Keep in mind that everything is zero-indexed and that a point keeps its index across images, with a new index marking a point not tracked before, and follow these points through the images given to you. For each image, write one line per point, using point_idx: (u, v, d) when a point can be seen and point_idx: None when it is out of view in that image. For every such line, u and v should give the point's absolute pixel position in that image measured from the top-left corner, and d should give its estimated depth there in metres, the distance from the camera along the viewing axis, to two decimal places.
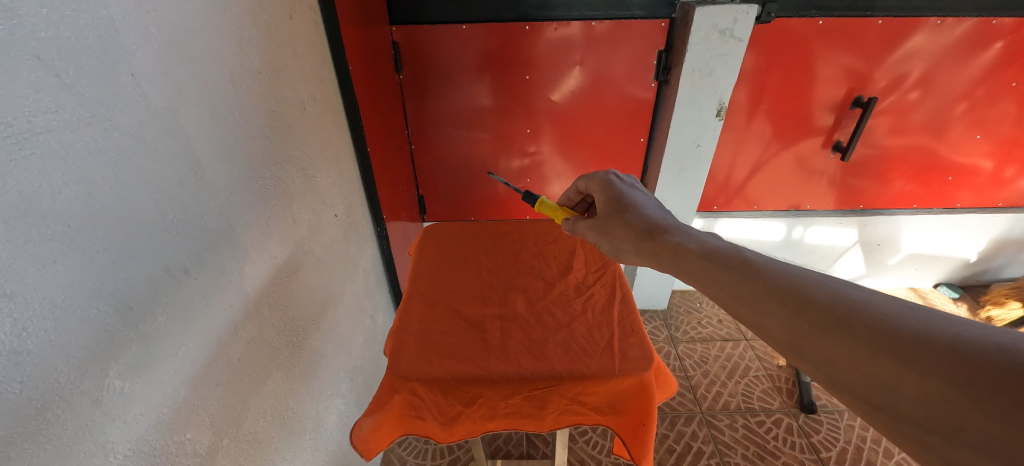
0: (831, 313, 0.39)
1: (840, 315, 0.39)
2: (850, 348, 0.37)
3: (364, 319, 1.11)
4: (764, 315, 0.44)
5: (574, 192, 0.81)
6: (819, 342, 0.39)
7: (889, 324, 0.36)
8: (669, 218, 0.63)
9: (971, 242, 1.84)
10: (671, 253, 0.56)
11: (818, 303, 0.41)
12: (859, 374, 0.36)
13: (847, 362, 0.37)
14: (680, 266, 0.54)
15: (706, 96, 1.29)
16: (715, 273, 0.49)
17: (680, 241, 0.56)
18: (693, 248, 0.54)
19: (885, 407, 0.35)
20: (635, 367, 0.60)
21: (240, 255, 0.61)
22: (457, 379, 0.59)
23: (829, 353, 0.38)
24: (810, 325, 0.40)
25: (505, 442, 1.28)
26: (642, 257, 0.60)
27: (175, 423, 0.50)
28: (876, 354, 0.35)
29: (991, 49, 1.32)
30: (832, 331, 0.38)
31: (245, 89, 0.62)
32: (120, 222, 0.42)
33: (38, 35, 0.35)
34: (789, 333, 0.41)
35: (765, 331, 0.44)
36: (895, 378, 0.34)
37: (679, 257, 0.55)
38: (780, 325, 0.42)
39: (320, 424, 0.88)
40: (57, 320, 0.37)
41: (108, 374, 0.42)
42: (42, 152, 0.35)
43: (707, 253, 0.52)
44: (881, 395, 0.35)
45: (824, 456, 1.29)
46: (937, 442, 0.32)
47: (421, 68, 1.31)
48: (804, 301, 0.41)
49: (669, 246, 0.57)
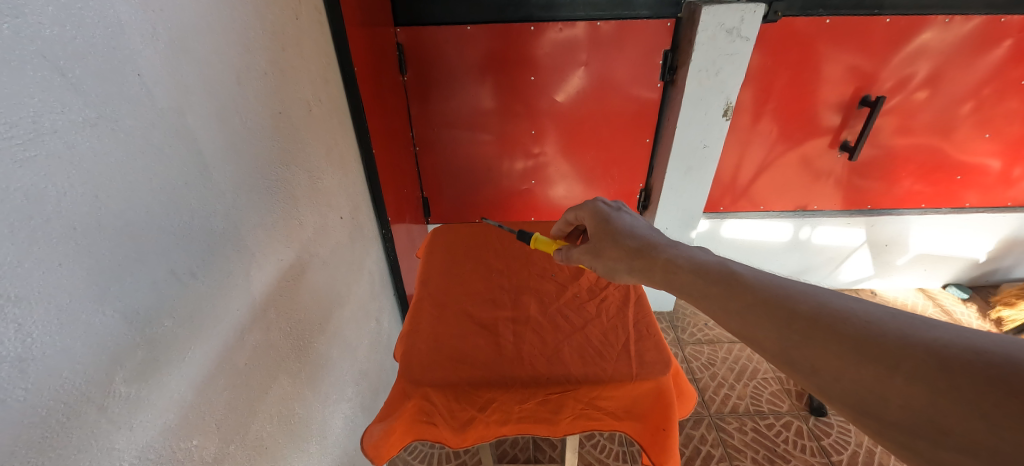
0: (817, 321, 0.38)
1: (826, 322, 0.38)
2: (838, 355, 0.36)
3: (369, 323, 1.10)
4: (752, 326, 0.42)
5: (565, 222, 0.79)
6: (807, 351, 0.38)
7: (870, 329, 0.35)
8: (658, 235, 0.62)
9: (980, 242, 1.82)
10: (663, 269, 0.54)
11: (803, 312, 0.39)
12: (848, 381, 0.35)
13: (835, 369, 0.36)
14: (673, 283, 0.52)
15: (712, 96, 1.28)
16: (708, 282, 0.48)
17: (670, 257, 0.54)
18: (682, 264, 0.52)
19: (877, 414, 0.33)
20: (652, 372, 0.59)
21: (246, 258, 0.60)
22: (469, 384, 0.58)
23: (817, 361, 0.37)
24: (796, 334, 0.39)
25: (512, 446, 1.27)
26: (637, 275, 0.59)
27: (182, 430, 0.48)
28: (861, 362, 0.34)
29: (1000, 47, 1.30)
30: (818, 339, 0.37)
31: (251, 90, 0.61)
32: (126, 225, 0.41)
33: (43, 33, 0.34)
34: (778, 343, 0.40)
35: (755, 342, 0.42)
36: (879, 385, 0.33)
37: (670, 273, 0.53)
38: (767, 336, 0.41)
39: (326, 430, 0.87)
40: (62, 325, 0.36)
41: (115, 380, 0.41)
42: (47, 153, 0.35)
43: (696, 267, 0.51)
44: (870, 402, 0.34)
45: (835, 460, 1.27)
46: (925, 445, 0.31)
47: (425, 69, 1.31)
48: (789, 313, 0.40)
49: (660, 262, 0.55)
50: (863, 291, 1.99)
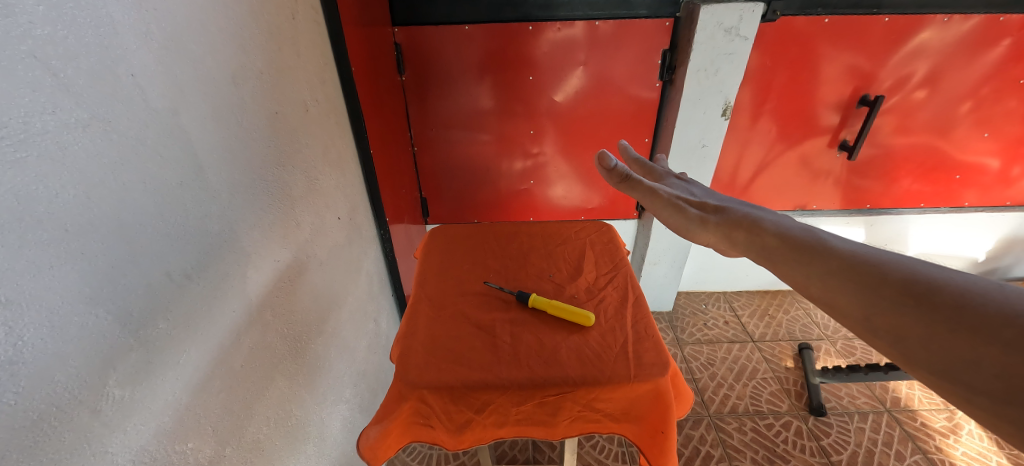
0: (909, 289, 0.38)
1: (920, 290, 0.37)
2: (929, 321, 0.35)
3: (367, 324, 1.09)
4: (834, 292, 0.41)
5: None
6: (893, 317, 0.37)
7: (971, 298, 0.34)
8: (733, 203, 0.62)
9: (979, 242, 1.81)
10: (746, 229, 0.54)
11: (895, 280, 0.39)
12: (935, 348, 0.34)
13: (923, 336, 0.35)
14: (755, 244, 0.52)
15: (711, 96, 1.27)
16: (791, 246, 0.48)
17: (756, 218, 0.54)
18: (768, 226, 0.52)
19: (962, 379, 0.32)
20: (651, 373, 0.59)
21: (242, 260, 0.60)
22: (466, 386, 0.57)
23: (904, 327, 0.36)
24: (884, 300, 0.38)
25: (511, 447, 1.27)
26: (711, 235, 0.59)
27: (177, 433, 0.48)
28: (955, 328, 0.33)
29: (998, 46, 1.30)
30: (908, 306, 0.37)
31: (247, 90, 0.61)
32: (119, 226, 0.41)
33: (34, 33, 0.34)
34: (862, 308, 0.39)
35: (834, 309, 0.42)
36: (972, 351, 0.32)
37: (753, 234, 0.53)
38: (850, 302, 0.40)
39: (324, 432, 0.86)
40: (54, 327, 0.36)
41: (108, 383, 0.40)
42: (38, 154, 0.34)
43: (782, 231, 0.50)
44: (954, 368, 0.32)
45: (835, 460, 1.26)
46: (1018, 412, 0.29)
47: (424, 69, 1.30)
48: (878, 280, 0.39)
49: (742, 223, 0.55)
50: None
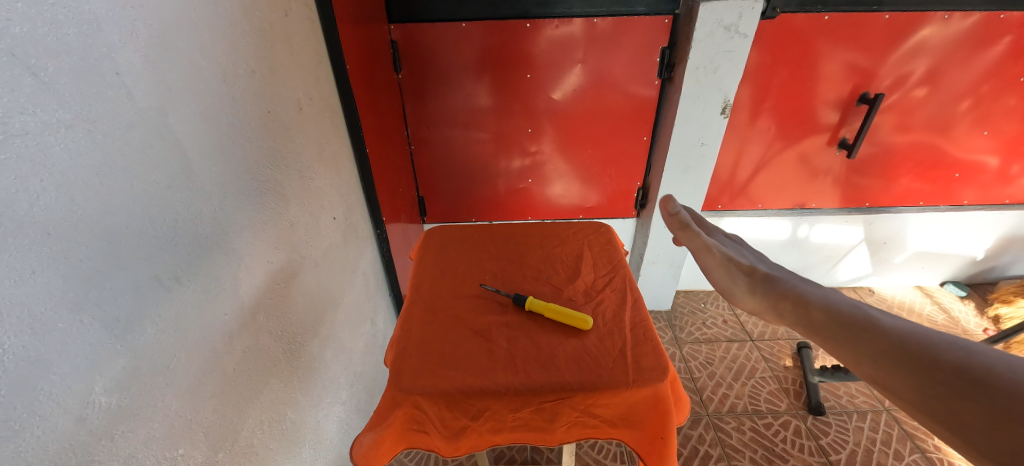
0: (962, 373, 0.41)
1: (974, 375, 0.40)
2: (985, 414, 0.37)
3: (364, 324, 1.08)
4: (888, 375, 0.44)
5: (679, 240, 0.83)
6: (951, 404, 0.39)
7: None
8: (784, 273, 0.65)
9: (977, 239, 1.81)
10: (793, 303, 0.58)
11: (946, 366, 0.42)
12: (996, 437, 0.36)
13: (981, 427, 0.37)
14: (801, 318, 0.55)
15: (711, 93, 1.26)
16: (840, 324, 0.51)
17: (804, 292, 0.58)
18: (814, 300, 0.56)
19: None
20: (650, 379, 0.58)
21: (234, 262, 0.59)
22: (462, 392, 0.56)
23: (959, 412, 0.39)
24: (940, 387, 0.41)
25: (508, 448, 1.26)
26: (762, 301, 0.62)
27: (167, 440, 0.47)
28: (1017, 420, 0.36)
29: (999, 44, 1.30)
30: (967, 397, 0.39)
31: (238, 89, 0.60)
32: (105, 229, 0.40)
33: (13, 30, 0.33)
34: (917, 394, 0.42)
35: (887, 391, 0.44)
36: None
37: (800, 308, 0.57)
38: (903, 385, 0.43)
39: (320, 434, 0.86)
40: (35, 333, 0.35)
41: (94, 390, 0.39)
42: (18, 156, 0.33)
43: (829, 306, 0.54)
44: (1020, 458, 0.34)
45: (833, 459, 1.26)
46: None
47: (420, 67, 1.29)
48: (929, 363, 0.43)
49: (791, 295, 0.59)
50: (862, 289, 1.97)
